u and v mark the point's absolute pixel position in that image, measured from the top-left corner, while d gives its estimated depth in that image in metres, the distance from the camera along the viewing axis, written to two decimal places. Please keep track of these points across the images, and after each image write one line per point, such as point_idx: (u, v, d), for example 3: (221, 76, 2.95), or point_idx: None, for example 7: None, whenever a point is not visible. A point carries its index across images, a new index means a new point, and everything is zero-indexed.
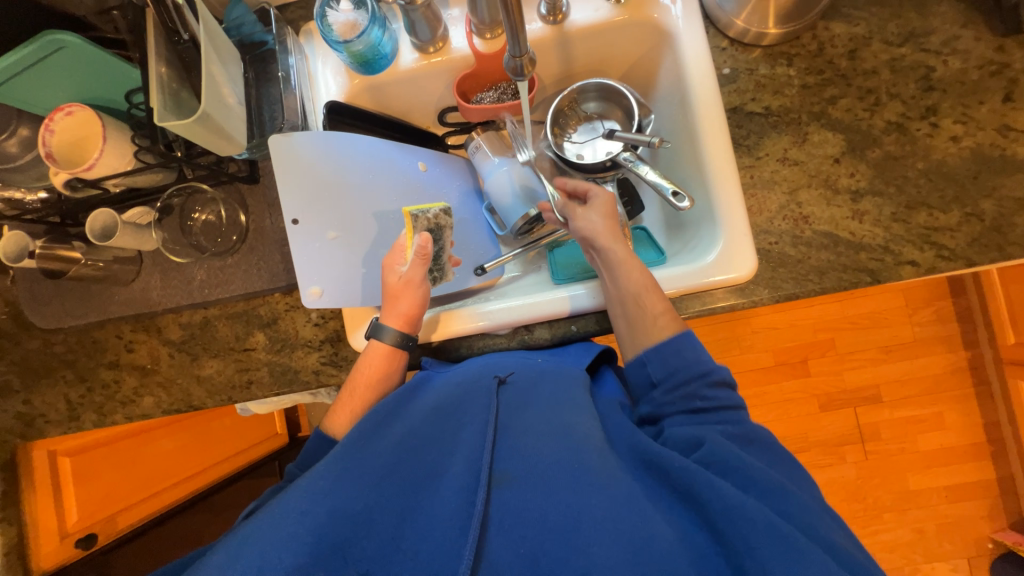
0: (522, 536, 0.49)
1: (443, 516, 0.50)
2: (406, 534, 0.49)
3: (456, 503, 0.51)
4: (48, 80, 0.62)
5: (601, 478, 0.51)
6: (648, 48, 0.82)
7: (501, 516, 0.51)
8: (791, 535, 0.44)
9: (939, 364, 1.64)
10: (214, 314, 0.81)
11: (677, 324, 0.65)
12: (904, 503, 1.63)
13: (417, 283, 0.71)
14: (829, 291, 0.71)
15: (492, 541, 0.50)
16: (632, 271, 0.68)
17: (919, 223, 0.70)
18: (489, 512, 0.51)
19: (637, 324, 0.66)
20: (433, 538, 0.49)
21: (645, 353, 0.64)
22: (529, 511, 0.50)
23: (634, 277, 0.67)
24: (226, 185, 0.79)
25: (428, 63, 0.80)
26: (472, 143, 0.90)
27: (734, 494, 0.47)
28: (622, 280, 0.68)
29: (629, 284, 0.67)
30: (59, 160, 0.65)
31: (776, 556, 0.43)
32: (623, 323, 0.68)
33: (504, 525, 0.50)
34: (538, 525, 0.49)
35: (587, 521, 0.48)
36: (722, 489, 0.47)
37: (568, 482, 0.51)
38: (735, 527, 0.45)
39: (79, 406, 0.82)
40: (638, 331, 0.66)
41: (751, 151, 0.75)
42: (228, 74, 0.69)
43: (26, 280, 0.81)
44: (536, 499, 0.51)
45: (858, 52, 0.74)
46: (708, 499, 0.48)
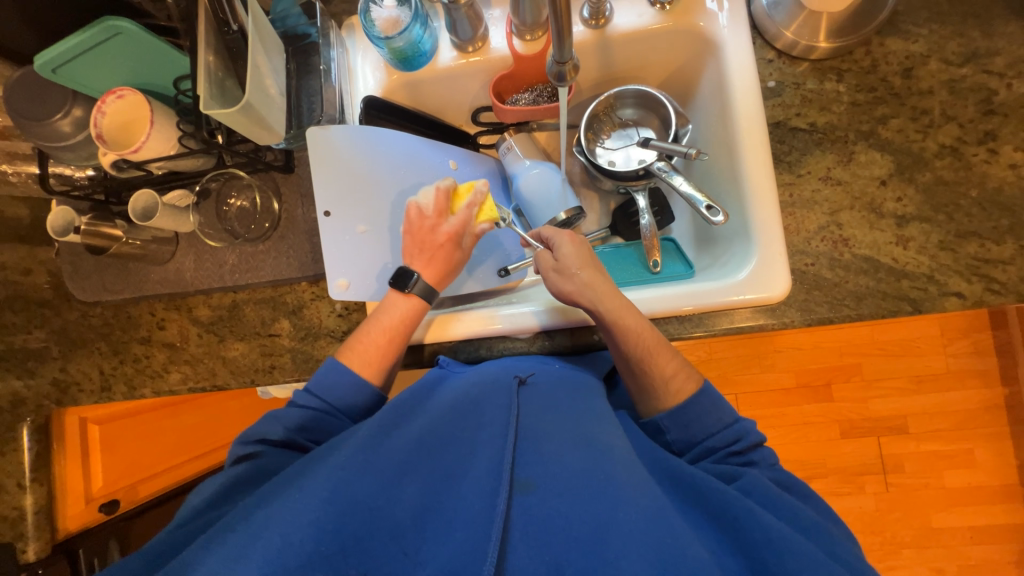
0: (545, 544, 0.48)
1: (463, 517, 0.50)
2: (428, 535, 0.49)
3: (476, 504, 0.50)
4: (104, 64, 0.64)
5: (628, 492, 0.50)
6: (690, 56, 0.80)
7: (522, 522, 0.50)
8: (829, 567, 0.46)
9: (973, 399, 1.57)
10: (242, 298, 0.83)
11: (691, 380, 0.65)
12: (924, 540, 1.56)
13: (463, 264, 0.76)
14: (865, 318, 0.69)
15: (515, 547, 0.48)
16: (629, 334, 0.65)
17: (969, 253, 0.67)
18: (511, 516, 0.50)
19: (648, 386, 0.66)
20: (454, 539, 0.48)
21: (664, 418, 0.64)
22: (552, 519, 0.50)
23: (637, 340, 0.65)
24: (262, 173, 0.81)
25: (467, 62, 0.80)
26: (502, 145, 0.89)
27: (775, 524, 0.49)
28: (621, 345, 0.66)
29: (632, 348, 0.65)
30: (108, 141, 0.67)
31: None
32: (633, 385, 0.68)
33: (527, 533, 0.49)
34: (562, 536, 0.49)
35: (615, 534, 0.47)
36: (764, 519, 0.49)
37: (593, 494, 0.50)
38: (778, 558, 0.47)
39: (111, 378, 0.86)
40: (649, 391, 0.66)
41: (792, 168, 0.72)
42: (272, 65, 0.70)
43: (70, 254, 0.85)
44: (560, 506, 0.50)
45: (914, 70, 0.71)
46: (748, 527, 0.49)
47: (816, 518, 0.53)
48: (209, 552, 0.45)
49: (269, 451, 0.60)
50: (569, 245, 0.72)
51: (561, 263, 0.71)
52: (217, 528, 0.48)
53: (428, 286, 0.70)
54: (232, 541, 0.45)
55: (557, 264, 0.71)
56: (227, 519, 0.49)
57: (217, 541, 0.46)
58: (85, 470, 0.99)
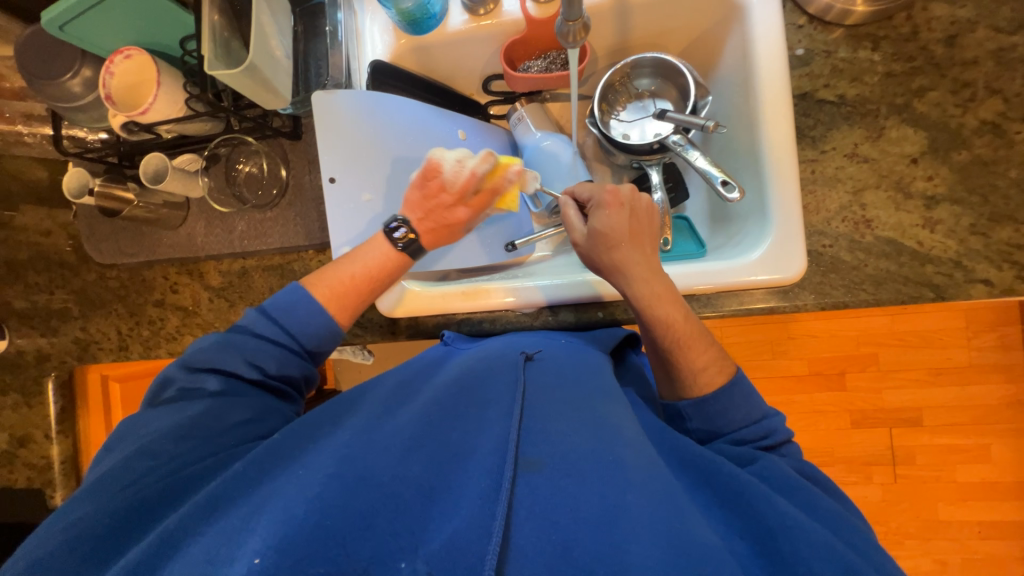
0: (553, 522, 0.46)
1: (470, 493, 0.47)
2: (436, 512, 0.46)
3: (483, 482, 0.48)
4: (109, 22, 0.63)
5: (635, 474, 0.49)
6: (713, 21, 0.75)
7: (528, 501, 0.47)
8: (846, 558, 0.44)
9: (995, 394, 1.52)
10: (251, 264, 0.84)
11: (722, 375, 0.62)
12: (930, 533, 1.55)
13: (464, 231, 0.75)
14: (884, 303, 0.66)
15: (521, 528, 0.46)
16: (661, 322, 0.64)
17: (1002, 238, 0.63)
18: (516, 496, 0.48)
19: (670, 373, 0.65)
20: (460, 516, 0.45)
21: (687, 408, 0.63)
22: (559, 498, 0.48)
23: (666, 331, 0.63)
24: (270, 139, 0.80)
25: (478, 26, 0.77)
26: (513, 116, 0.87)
27: (792, 513, 0.47)
28: (650, 330, 0.65)
29: (661, 336, 0.64)
30: (118, 102, 0.67)
31: (833, 575, 0.43)
32: (659, 368, 0.68)
33: (534, 512, 0.47)
34: (570, 516, 0.46)
35: (622, 516, 0.46)
36: (778, 504, 0.48)
37: (601, 476, 0.49)
38: (793, 543, 0.45)
39: (128, 338, 0.89)
40: (669, 375, 0.65)
41: (815, 144, 0.68)
42: (278, 25, 0.68)
43: (87, 217, 0.87)
44: (568, 488, 0.48)
45: (958, 38, 0.66)
46: (761, 511, 0.48)
47: (824, 499, 0.52)
48: (206, 526, 0.45)
49: (226, 386, 0.58)
50: (610, 215, 0.66)
51: (598, 235, 0.66)
52: (209, 499, 0.47)
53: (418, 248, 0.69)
54: (237, 514, 0.45)
55: (594, 239, 0.67)
56: (223, 490, 0.48)
57: (221, 514, 0.46)
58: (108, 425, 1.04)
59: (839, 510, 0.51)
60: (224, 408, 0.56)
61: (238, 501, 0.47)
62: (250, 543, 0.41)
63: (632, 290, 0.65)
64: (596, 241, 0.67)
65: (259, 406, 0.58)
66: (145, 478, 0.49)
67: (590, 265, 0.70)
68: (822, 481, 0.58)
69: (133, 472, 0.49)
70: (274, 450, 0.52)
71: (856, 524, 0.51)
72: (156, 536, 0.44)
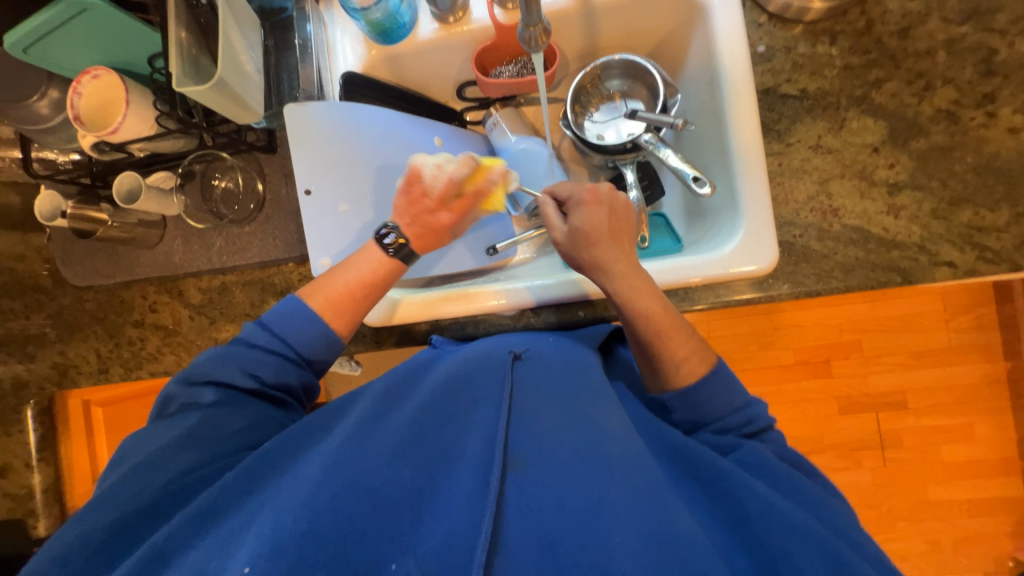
0: (540, 520, 0.47)
1: (457, 495, 0.49)
2: (424, 515, 0.48)
3: (470, 484, 0.49)
4: (75, 42, 0.63)
5: (621, 469, 0.50)
6: (678, 21, 0.77)
7: (515, 500, 0.49)
8: (825, 540, 0.45)
9: (975, 374, 1.55)
10: (231, 280, 0.83)
11: (704, 364, 0.63)
12: (921, 513, 1.58)
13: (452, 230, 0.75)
14: (854, 289, 0.68)
15: (509, 525, 0.47)
16: (643, 315, 0.64)
17: (962, 221, 0.65)
18: (503, 494, 0.49)
19: (654, 368, 0.66)
20: (448, 519, 0.47)
21: (672, 398, 0.63)
22: (546, 497, 0.49)
23: (648, 323, 0.64)
24: (245, 154, 0.80)
25: (448, 34, 0.78)
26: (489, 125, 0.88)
27: (773, 497, 0.49)
28: (631, 325, 0.65)
29: (643, 331, 0.64)
30: (86, 122, 0.66)
31: (812, 558, 0.44)
32: (645, 365, 0.68)
33: (521, 509, 0.48)
34: (556, 513, 0.48)
35: (608, 510, 0.47)
36: (758, 490, 0.50)
37: (588, 472, 0.50)
38: (772, 531, 0.46)
39: (108, 360, 0.87)
40: (651, 368, 0.67)
41: (781, 137, 0.70)
42: (247, 40, 0.68)
43: (61, 239, 0.85)
44: (555, 485, 0.49)
45: (910, 30, 0.68)
46: (744, 499, 0.49)
47: (803, 483, 0.54)
48: (197, 541, 0.45)
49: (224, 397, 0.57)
50: (587, 212, 0.68)
51: (576, 231, 0.68)
52: (198, 512, 0.46)
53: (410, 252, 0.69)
54: (228, 526, 0.45)
55: (576, 236, 0.68)
56: (212, 503, 0.47)
57: (212, 527, 0.46)
58: (91, 450, 1.02)
59: (817, 493, 0.53)
60: (222, 417, 0.56)
61: (227, 513, 0.47)
62: (239, 556, 0.41)
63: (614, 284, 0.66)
64: (574, 237, 0.68)
65: (255, 416, 0.57)
66: (129, 496, 0.48)
67: (572, 264, 0.71)
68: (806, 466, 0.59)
69: (125, 491, 0.49)
70: (262, 461, 0.51)
71: (834, 504, 0.53)
72: (145, 549, 0.44)
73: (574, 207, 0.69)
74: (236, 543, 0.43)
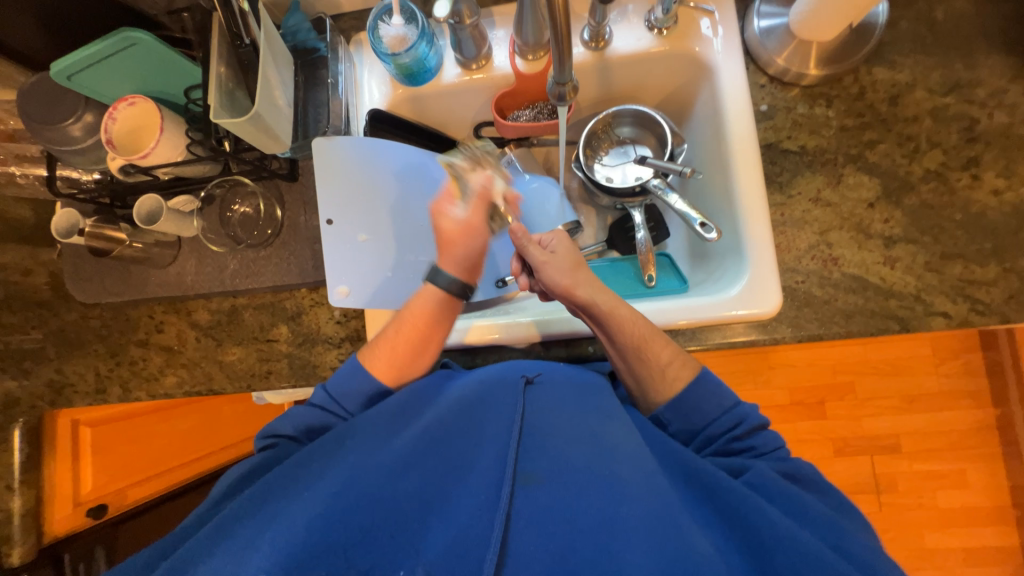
0: (551, 533, 0.50)
1: (466, 504, 0.52)
2: (433, 524, 0.51)
3: (482, 494, 0.52)
4: (117, 72, 0.65)
5: (632, 490, 0.51)
6: (687, 78, 0.82)
7: (525, 513, 0.51)
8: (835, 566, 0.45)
9: (964, 419, 1.58)
10: (242, 303, 0.84)
11: (688, 368, 0.66)
12: (917, 561, 1.56)
13: (475, 229, 0.75)
14: (854, 335, 0.70)
15: (518, 535, 0.50)
16: (626, 325, 0.66)
17: (954, 275, 0.69)
18: (513, 506, 0.52)
19: (644, 377, 0.66)
20: (455, 526, 0.50)
21: (665, 413, 0.65)
22: (557, 510, 0.51)
23: (634, 328, 0.66)
24: (266, 180, 0.82)
25: (470, 79, 0.82)
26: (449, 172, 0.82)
27: (785, 523, 0.49)
28: (618, 331, 0.66)
29: (627, 339, 0.66)
30: (118, 146, 0.69)
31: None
32: (630, 377, 0.68)
33: (530, 522, 0.50)
34: (567, 528, 0.50)
35: (619, 530, 0.49)
36: (771, 515, 0.49)
37: (600, 489, 0.52)
38: (786, 559, 0.46)
39: (106, 379, 0.86)
40: (650, 385, 0.66)
41: (783, 189, 0.74)
42: (281, 77, 0.71)
43: (71, 256, 0.85)
44: (565, 499, 0.52)
45: (899, 98, 0.74)
46: (757, 524, 0.49)
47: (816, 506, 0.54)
48: (216, 548, 0.48)
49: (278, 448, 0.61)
50: (563, 242, 0.75)
51: (552, 252, 0.73)
52: (221, 522, 0.51)
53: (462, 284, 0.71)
54: (245, 534, 0.48)
55: (551, 258, 0.72)
56: (233, 514, 0.51)
57: (229, 535, 0.49)
58: (74, 474, 1.00)
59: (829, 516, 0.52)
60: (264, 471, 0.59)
61: (242, 522, 0.50)
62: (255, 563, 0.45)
63: (596, 298, 0.67)
64: (552, 258, 0.72)
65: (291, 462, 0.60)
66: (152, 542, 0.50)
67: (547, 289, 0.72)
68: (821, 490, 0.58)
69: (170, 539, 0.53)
70: (271, 482, 0.54)
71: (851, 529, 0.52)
72: (174, 558, 0.48)
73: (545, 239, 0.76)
74: (254, 545, 0.47)
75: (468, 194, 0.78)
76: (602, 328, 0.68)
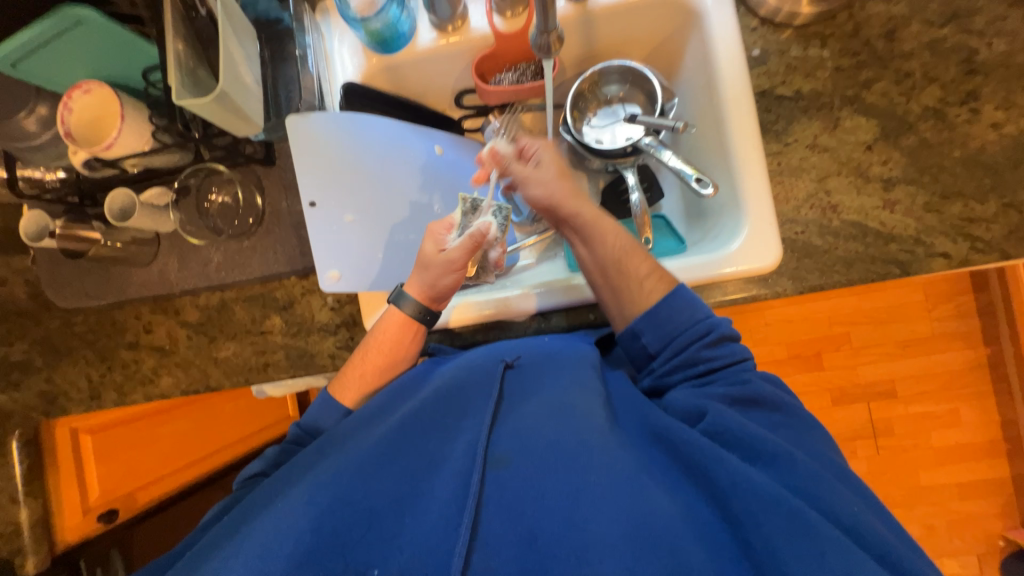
0: (520, 514, 0.50)
1: (438, 497, 0.52)
2: (406, 516, 0.51)
3: (451, 484, 0.52)
4: (64, 57, 0.60)
5: (601, 459, 0.52)
6: (675, 28, 0.79)
7: (495, 497, 0.51)
8: (792, 505, 0.46)
9: (957, 360, 1.61)
10: (230, 296, 0.81)
11: (664, 283, 0.66)
12: (914, 499, 1.62)
13: (455, 268, 0.69)
14: (856, 283, 0.70)
15: (489, 522, 0.50)
16: (606, 234, 0.70)
17: (953, 214, 0.68)
18: (485, 493, 0.52)
19: (623, 289, 0.66)
20: (427, 519, 0.50)
21: (638, 323, 0.64)
22: (526, 490, 0.51)
23: (612, 241, 0.69)
24: (242, 167, 0.78)
25: (447, 43, 0.78)
26: (459, 207, 0.74)
27: (743, 468, 0.50)
28: (599, 243, 0.69)
29: (608, 249, 0.69)
30: (78, 139, 0.65)
31: (779, 527, 0.45)
32: (608, 292, 0.68)
33: (501, 505, 0.50)
34: (535, 507, 0.50)
35: (586, 497, 0.49)
36: (729, 463, 0.50)
37: (569, 464, 0.52)
38: (745, 502, 0.47)
39: (100, 385, 0.84)
40: (627, 298, 0.66)
41: (779, 137, 0.72)
42: (246, 52, 0.66)
43: (47, 261, 0.82)
44: (535, 477, 0.52)
45: (895, 33, 0.71)
46: (716, 474, 0.50)
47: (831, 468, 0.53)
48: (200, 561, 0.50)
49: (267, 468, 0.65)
50: (548, 152, 0.76)
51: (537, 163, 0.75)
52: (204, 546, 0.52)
53: (416, 305, 0.70)
54: (223, 550, 0.50)
55: (535, 173, 0.74)
56: (215, 537, 0.53)
57: (207, 555, 0.50)
58: (79, 481, 0.98)
59: (780, 446, 0.52)
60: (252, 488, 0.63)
61: (224, 540, 0.52)
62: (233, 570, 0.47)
63: (576, 210, 0.72)
64: (535, 169, 0.75)
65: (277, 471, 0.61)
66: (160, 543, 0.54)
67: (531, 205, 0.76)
68: (788, 410, 0.58)
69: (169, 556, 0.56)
70: (248, 505, 0.56)
71: (799, 455, 0.52)
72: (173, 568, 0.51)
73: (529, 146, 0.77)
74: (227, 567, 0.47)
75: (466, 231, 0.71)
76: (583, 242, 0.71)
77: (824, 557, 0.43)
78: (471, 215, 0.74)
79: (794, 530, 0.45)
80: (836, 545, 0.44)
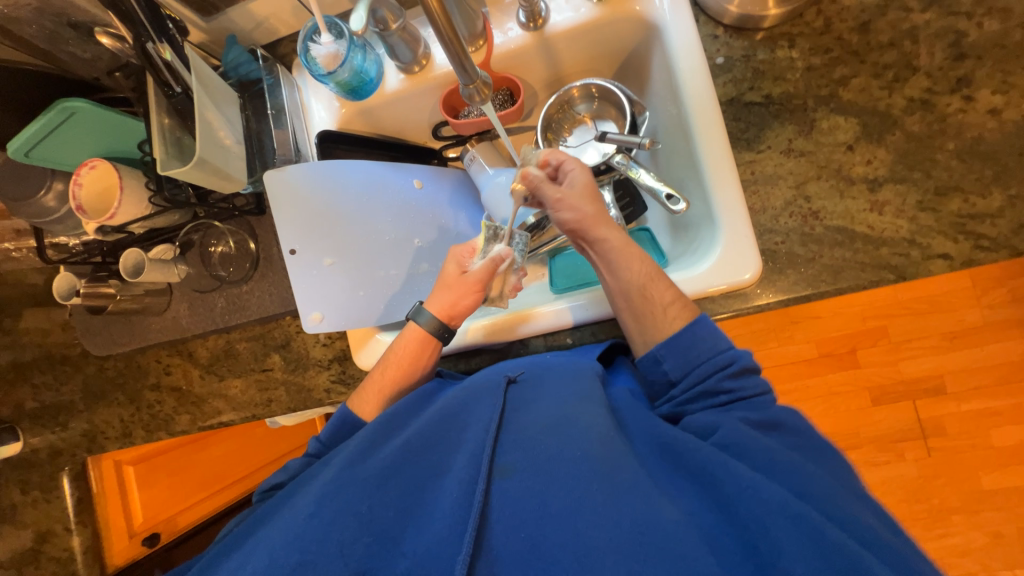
0: (523, 521, 0.49)
1: (442, 509, 0.51)
2: (410, 527, 0.51)
3: (455, 493, 0.52)
4: (70, 142, 0.68)
5: (604, 467, 0.51)
6: (637, 41, 0.77)
7: (501, 507, 0.51)
8: (803, 514, 0.44)
9: (1016, 350, 1.46)
10: (234, 337, 0.87)
11: (687, 311, 0.64)
12: (976, 505, 1.47)
13: (474, 287, 0.73)
14: (846, 292, 0.65)
15: (495, 533, 0.49)
16: (630, 262, 0.67)
17: (951, 211, 0.63)
18: (489, 502, 0.51)
19: (643, 318, 0.65)
20: (432, 528, 0.50)
21: (660, 349, 0.63)
22: (529, 501, 0.50)
23: (639, 268, 0.66)
24: (237, 218, 0.85)
25: (414, 82, 0.81)
26: (482, 234, 0.77)
27: (752, 477, 0.48)
28: (624, 272, 0.67)
29: (633, 277, 0.66)
30: (89, 211, 0.72)
31: (788, 532, 0.43)
32: (631, 319, 0.67)
33: (504, 514, 0.50)
34: (536, 516, 0.49)
35: (587, 507, 0.48)
36: (737, 471, 0.49)
37: (574, 475, 0.51)
38: (748, 506, 0.46)
39: (130, 425, 0.92)
40: (649, 324, 0.65)
41: (751, 145, 0.69)
42: (224, 115, 0.72)
43: (81, 314, 0.91)
44: (537, 488, 0.51)
45: (870, 23, 0.67)
46: (724, 480, 0.49)
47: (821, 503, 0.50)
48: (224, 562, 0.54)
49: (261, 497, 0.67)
50: (579, 171, 0.71)
51: (569, 182, 0.72)
52: (219, 551, 0.57)
53: (438, 321, 0.72)
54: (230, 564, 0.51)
55: (566, 195, 0.70)
56: (223, 552, 0.56)
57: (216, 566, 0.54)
58: (124, 508, 1.11)
59: (794, 463, 0.50)
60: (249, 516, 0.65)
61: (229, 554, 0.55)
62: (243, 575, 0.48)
63: (603, 236, 0.69)
64: (565, 189, 0.71)
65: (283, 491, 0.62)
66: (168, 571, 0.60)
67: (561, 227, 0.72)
68: (790, 427, 0.56)
69: None
70: (250, 524, 0.59)
71: (811, 470, 0.50)
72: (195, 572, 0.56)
73: (561, 163, 0.73)
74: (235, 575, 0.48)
75: (487, 253, 0.76)
76: (606, 269, 0.69)
77: (828, 557, 0.41)
78: (493, 241, 0.77)
79: (804, 537, 0.42)
80: (843, 553, 0.41)
